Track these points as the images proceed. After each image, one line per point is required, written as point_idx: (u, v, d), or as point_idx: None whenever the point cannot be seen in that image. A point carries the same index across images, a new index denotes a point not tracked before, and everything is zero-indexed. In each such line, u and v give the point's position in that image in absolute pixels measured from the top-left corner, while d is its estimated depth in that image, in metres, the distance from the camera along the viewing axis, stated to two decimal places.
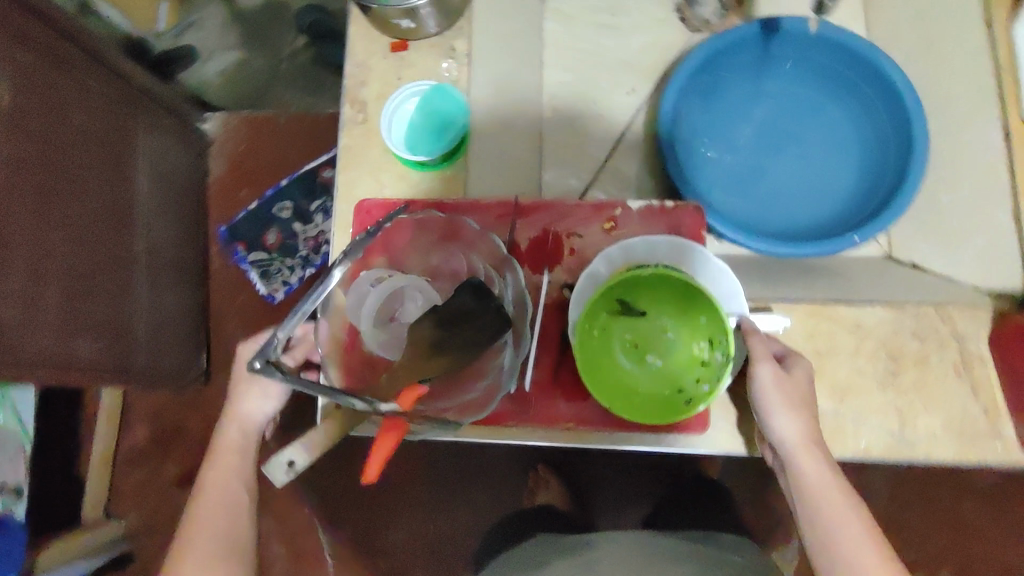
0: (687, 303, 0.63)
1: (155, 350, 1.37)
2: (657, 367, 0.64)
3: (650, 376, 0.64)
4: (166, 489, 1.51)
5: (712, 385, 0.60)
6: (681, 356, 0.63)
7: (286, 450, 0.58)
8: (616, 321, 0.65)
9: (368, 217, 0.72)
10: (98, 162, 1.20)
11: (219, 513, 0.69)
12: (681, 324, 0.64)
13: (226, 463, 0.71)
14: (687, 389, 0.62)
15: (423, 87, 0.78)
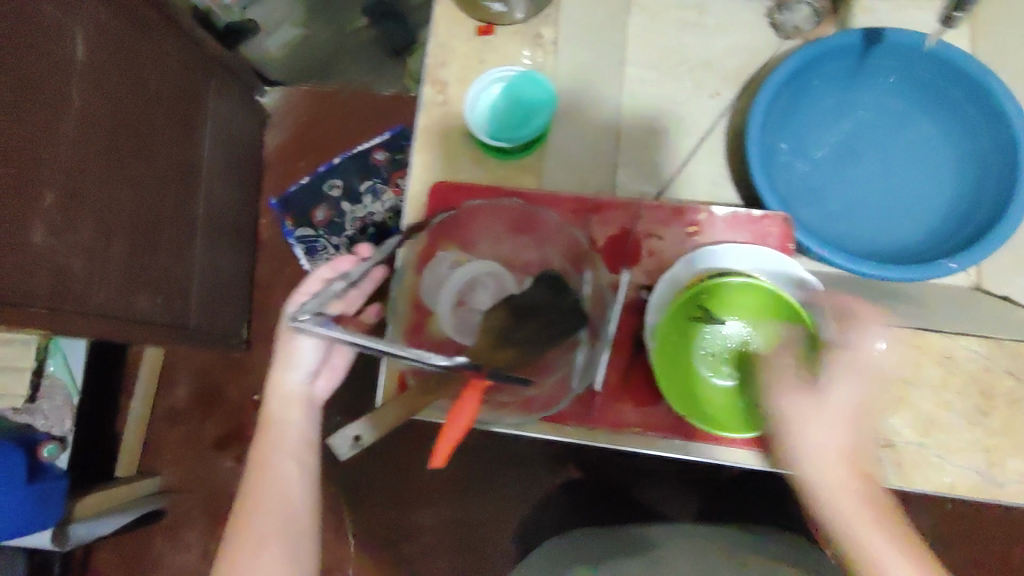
0: (774, 315, 0.61)
1: (206, 314, 1.38)
2: (737, 381, 0.62)
3: (727, 387, 0.62)
4: (201, 452, 1.53)
5: None
6: (762, 371, 0.61)
7: (352, 425, 0.58)
8: (696, 328, 0.63)
9: (444, 200, 0.72)
10: (167, 122, 1.21)
11: (277, 476, 0.67)
12: (763, 337, 0.62)
13: (281, 426, 0.70)
14: (766, 404, 0.60)
15: (509, 74, 0.73)
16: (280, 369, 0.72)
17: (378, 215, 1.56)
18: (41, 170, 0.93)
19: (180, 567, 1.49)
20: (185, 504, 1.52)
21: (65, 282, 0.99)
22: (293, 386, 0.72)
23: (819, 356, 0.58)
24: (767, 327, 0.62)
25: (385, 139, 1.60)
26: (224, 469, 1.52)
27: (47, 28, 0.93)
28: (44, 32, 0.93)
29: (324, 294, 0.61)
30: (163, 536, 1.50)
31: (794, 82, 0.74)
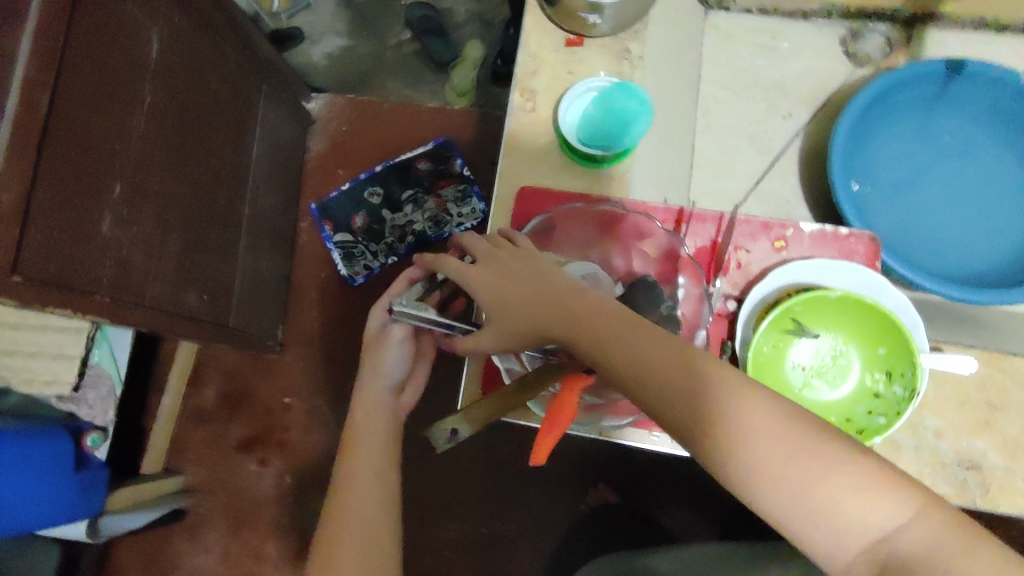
0: (866, 332, 0.62)
1: (244, 313, 1.38)
2: (827, 397, 0.62)
3: (816, 400, 0.62)
4: (226, 453, 1.52)
5: (889, 418, 0.59)
6: (850, 387, 0.62)
7: (450, 418, 0.58)
8: (786, 341, 0.63)
9: (532, 205, 0.73)
10: (219, 122, 1.22)
11: (363, 481, 0.70)
12: (853, 353, 0.63)
13: (365, 430, 0.73)
14: (856, 419, 0.61)
15: (604, 82, 0.74)
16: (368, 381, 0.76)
17: (418, 225, 1.57)
18: (116, 160, 0.91)
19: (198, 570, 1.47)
20: (206, 505, 1.50)
21: (125, 273, 0.96)
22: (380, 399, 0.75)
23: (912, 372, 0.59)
24: (858, 345, 0.63)
25: (428, 149, 1.60)
26: (248, 471, 1.51)
27: (128, 23, 0.92)
28: (124, 27, 0.92)
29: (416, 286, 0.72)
30: (183, 538, 1.48)
31: (876, 106, 0.76)
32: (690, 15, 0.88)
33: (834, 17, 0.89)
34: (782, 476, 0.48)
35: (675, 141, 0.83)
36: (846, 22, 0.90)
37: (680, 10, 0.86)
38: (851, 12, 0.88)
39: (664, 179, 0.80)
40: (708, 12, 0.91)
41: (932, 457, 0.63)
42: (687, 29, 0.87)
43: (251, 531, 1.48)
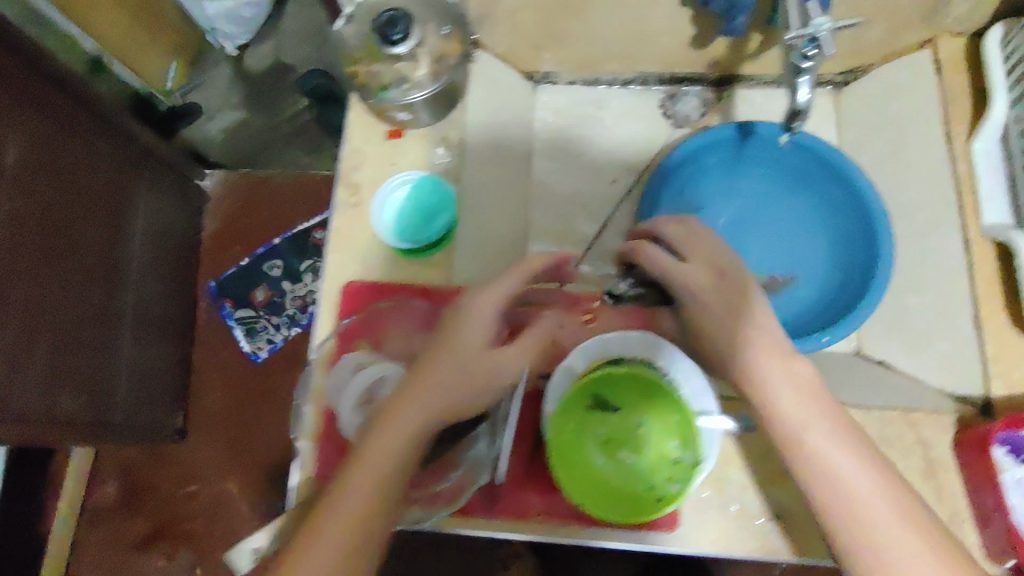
0: (662, 399, 0.67)
1: (132, 404, 1.35)
2: (626, 463, 0.66)
3: (623, 469, 0.66)
4: (126, 550, 1.48)
5: (684, 485, 0.63)
6: (650, 453, 0.66)
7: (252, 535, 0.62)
8: (592, 416, 0.68)
9: (356, 299, 0.76)
10: (94, 220, 1.21)
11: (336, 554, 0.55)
12: (653, 421, 0.67)
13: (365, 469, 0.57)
14: (659, 485, 0.65)
15: (413, 176, 0.80)
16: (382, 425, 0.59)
17: None
18: None
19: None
20: None
21: None
22: (384, 459, 0.57)
23: (698, 439, 0.65)
24: (656, 413, 0.67)
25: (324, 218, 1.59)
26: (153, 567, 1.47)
27: None
28: None
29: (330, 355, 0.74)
30: None
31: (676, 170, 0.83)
32: (517, 92, 0.91)
33: (652, 83, 0.94)
34: (864, 507, 0.56)
35: (508, 217, 0.85)
36: (664, 85, 0.94)
37: (506, 90, 0.89)
38: (668, 78, 0.93)
39: (494, 253, 0.82)
40: (537, 86, 0.94)
41: (738, 513, 0.69)
42: (512, 105, 0.88)
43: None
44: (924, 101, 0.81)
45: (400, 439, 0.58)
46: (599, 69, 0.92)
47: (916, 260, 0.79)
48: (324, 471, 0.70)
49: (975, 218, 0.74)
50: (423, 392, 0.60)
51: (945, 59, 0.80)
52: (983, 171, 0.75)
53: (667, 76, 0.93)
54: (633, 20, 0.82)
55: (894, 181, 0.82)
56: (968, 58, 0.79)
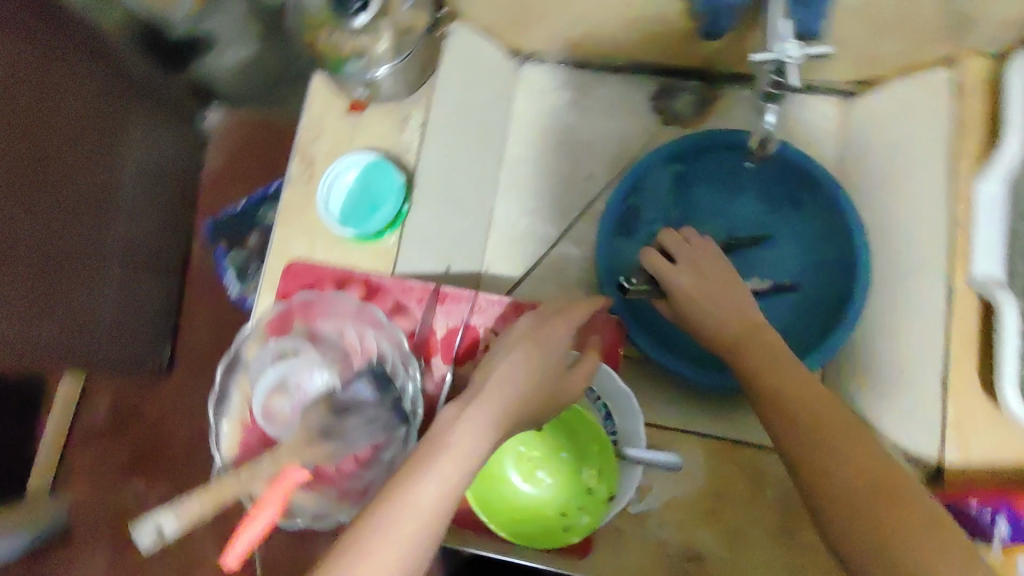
0: (587, 429, 0.65)
1: (116, 343, 1.25)
2: (542, 488, 0.64)
3: (536, 491, 0.64)
4: (107, 477, 1.38)
5: (592, 519, 0.62)
6: (568, 482, 0.63)
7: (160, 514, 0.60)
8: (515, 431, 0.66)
9: (296, 280, 0.73)
10: (79, 143, 1.10)
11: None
12: (574, 447, 0.65)
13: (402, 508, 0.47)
14: (569, 514, 0.63)
15: (363, 160, 0.75)
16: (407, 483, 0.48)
17: None
18: None
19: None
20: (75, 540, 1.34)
21: None
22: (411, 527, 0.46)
23: (613, 476, 0.62)
24: (580, 439, 0.65)
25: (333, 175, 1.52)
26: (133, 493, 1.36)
27: None
28: None
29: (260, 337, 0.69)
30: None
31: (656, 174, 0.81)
32: (500, 68, 0.86)
33: (644, 72, 0.88)
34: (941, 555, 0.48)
35: (466, 209, 0.83)
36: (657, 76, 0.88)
37: (486, 68, 0.83)
38: (663, 69, 0.86)
39: (445, 244, 0.80)
40: (521, 64, 0.89)
41: (655, 546, 0.65)
42: (489, 85, 0.84)
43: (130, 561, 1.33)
44: (935, 124, 0.72)
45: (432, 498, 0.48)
46: (588, 53, 0.86)
47: (896, 304, 0.74)
48: (239, 458, 0.66)
49: (963, 268, 0.67)
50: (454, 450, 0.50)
51: (968, 81, 0.70)
52: (984, 218, 0.67)
53: (660, 68, 0.86)
54: (622, 6, 0.76)
55: (893, 213, 0.77)
56: (992, 82, 0.70)
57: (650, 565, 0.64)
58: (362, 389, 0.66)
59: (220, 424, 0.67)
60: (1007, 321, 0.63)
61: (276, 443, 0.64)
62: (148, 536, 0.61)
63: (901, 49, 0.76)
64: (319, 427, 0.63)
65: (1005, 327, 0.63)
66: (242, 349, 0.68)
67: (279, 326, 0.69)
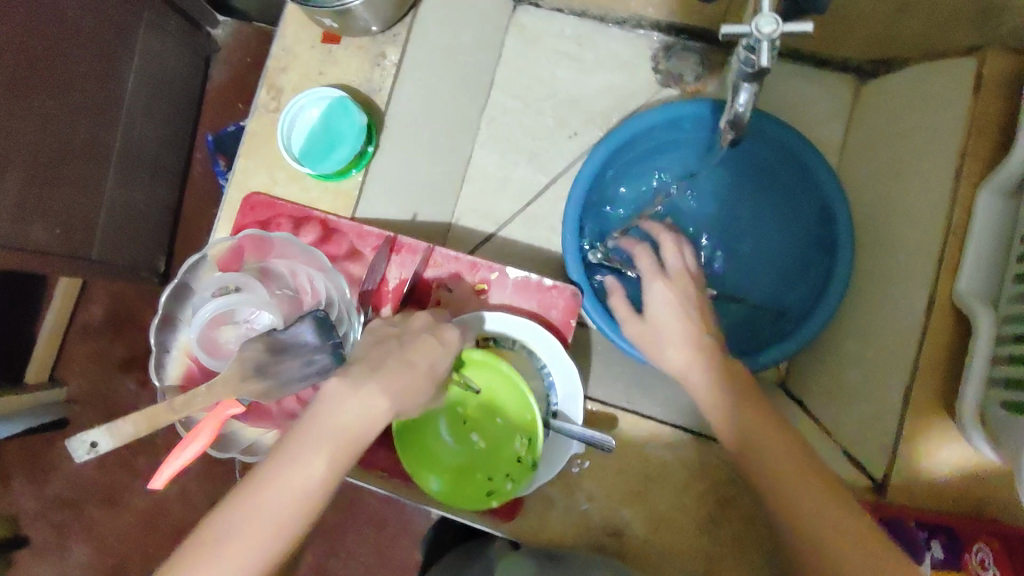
0: (519, 397, 0.62)
1: (112, 252, 1.09)
2: (463, 445, 0.64)
3: (464, 452, 0.64)
4: (106, 370, 1.22)
5: (515, 486, 0.61)
6: (488, 442, 0.64)
7: (91, 430, 0.53)
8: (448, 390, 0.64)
9: (253, 211, 0.71)
10: (91, 30, 0.91)
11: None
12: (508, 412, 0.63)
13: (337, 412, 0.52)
14: (494, 480, 0.63)
15: (329, 96, 0.72)
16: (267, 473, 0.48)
17: None
18: None
19: (14, 511, 1.21)
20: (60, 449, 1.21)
21: None
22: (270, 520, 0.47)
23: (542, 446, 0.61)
24: (514, 405, 0.63)
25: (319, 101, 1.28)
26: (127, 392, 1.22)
27: None
28: None
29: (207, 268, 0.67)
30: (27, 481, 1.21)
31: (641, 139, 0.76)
32: (492, 9, 0.82)
33: (646, 26, 0.83)
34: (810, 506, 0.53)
35: (438, 154, 0.80)
36: (660, 34, 0.83)
37: (476, 7, 0.79)
38: (664, 26, 0.81)
39: (410, 191, 0.78)
40: (517, 7, 0.86)
41: (577, 520, 0.65)
42: (476, 27, 0.80)
43: (124, 463, 1.19)
44: (949, 119, 0.65)
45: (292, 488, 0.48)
46: (584, 2, 0.82)
47: (878, 306, 0.70)
48: (181, 387, 0.64)
49: (951, 278, 0.61)
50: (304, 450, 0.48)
51: (988, 77, 0.62)
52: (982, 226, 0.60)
53: (665, 24, 0.81)
54: None
55: (890, 208, 0.72)
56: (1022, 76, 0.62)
57: (570, 535, 0.65)
58: (305, 331, 0.63)
59: (167, 349, 0.66)
60: (980, 345, 0.58)
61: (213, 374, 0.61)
62: (80, 449, 0.53)
63: (920, 31, 0.70)
64: (255, 365, 0.59)
65: (976, 351, 0.58)
66: (190, 278, 0.67)
67: (230, 260, 0.68)
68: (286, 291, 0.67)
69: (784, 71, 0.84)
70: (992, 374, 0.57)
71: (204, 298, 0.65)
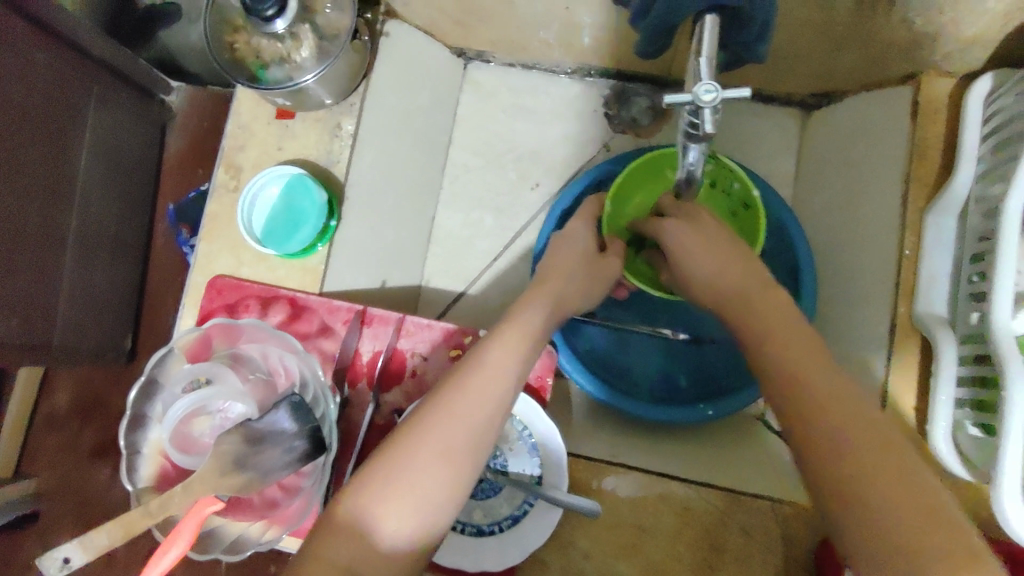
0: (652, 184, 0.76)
1: (76, 336, 1.02)
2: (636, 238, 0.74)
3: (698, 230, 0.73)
4: (77, 460, 1.14)
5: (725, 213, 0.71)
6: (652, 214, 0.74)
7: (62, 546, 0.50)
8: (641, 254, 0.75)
9: (219, 295, 0.70)
10: (37, 115, 0.87)
11: (404, 510, 0.47)
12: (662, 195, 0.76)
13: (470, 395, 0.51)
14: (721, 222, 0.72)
15: (286, 175, 0.72)
16: (465, 388, 0.52)
17: None
18: None
19: None
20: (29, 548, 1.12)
21: None
22: (464, 436, 0.49)
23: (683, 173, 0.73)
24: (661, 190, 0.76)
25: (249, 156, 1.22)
26: (100, 478, 1.14)
27: None
28: None
29: (175, 359, 0.65)
30: None
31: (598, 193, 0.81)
32: (443, 71, 0.84)
33: (595, 75, 0.85)
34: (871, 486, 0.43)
35: (404, 219, 0.81)
36: (609, 82, 0.85)
37: (426, 70, 0.81)
38: (611, 74, 0.84)
39: (377, 260, 0.78)
40: (468, 64, 0.88)
41: None
42: (428, 87, 0.81)
43: None
44: (894, 143, 0.67)
45: (492, 386, 0.52)
46: (534, 56, 0.84)
47: (846, 332, 0.72)
48: (156, 488, 0.61)
49: (909, 300, 0.63)
50: (494, 368, 0.53)
51: (925, 103, 0.65)
52: (934, 248, 0.62)
53: (612, 72, 0.83)
54: (561, 9, 0.72)
55: (849, 234, 0.74)
56: (956, 103, 0.64)
57: None
58: (281, 418, 0.61)
59: (138, 450, 0.63)
60: (944, 371, 0.59)
61: (193, 470, 0.59)
62: (53, 567, 0.50)
63: (859, 66, 0.73)
64: (234, 459, 0.57)
65: (942, 376, 0.59)
66: (158, 372, 0.65)
67: (198, 349, 0.66)
68: (259, 377, 0.66)
69: (737, 107, 0.86)
70: (960, 398, 0.58)
71: (174, 391, 0.64)
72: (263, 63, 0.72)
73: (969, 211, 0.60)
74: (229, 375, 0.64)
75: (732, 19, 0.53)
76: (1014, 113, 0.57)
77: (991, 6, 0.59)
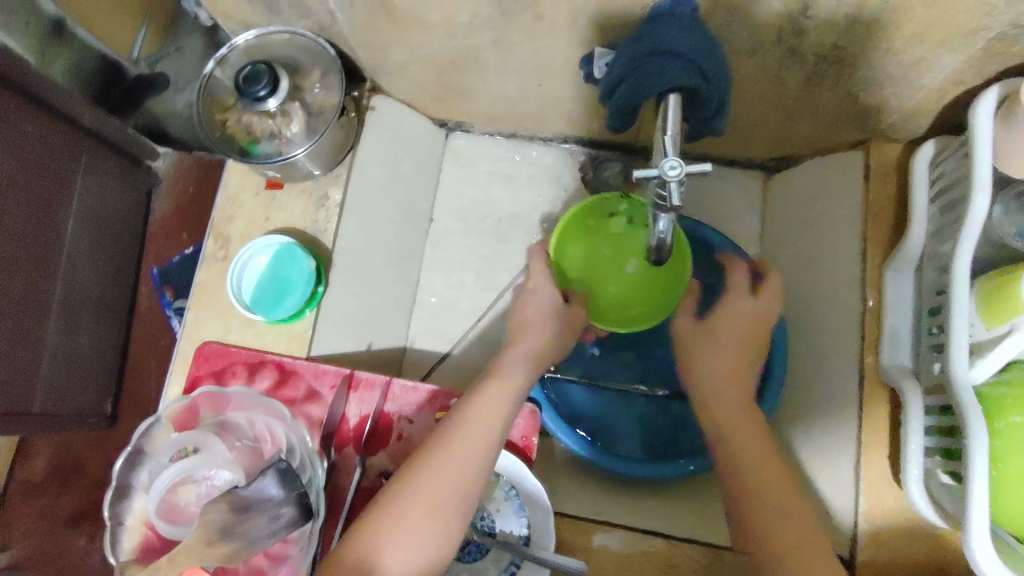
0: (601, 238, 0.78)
1: (56, 403, 1.00)
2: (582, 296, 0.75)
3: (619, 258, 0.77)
4: (52, 529, 1.11)
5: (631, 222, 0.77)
6: (597, 214, 0.78)
7: None
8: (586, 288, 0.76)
9: (207, 361, 0.71)
10: (26, 182, 0.89)
11: (400, 548, 0.52)
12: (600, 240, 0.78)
13: (462, 445, 0.57)
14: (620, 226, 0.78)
15: (273, 244, 0.74)
16: (451, 445, 0.57)
17: None
18: None
19: None
20: None
21: None
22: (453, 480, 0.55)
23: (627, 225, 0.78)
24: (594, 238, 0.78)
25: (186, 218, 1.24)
26: (75, 547, 1.11)
27: None
28: None
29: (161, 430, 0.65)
30: None
31: None
32: (425, 141, 0.88)
33: (571, 142, 0.89)
34: None
35: (389, 283, 0.84)
36: (585, 149, 0.90)
37: (408, 142, 0.85)
38: (586, 142, 0.88)
39: (362, 324, 0.80)
40: (449, 134, 0.92)
41: None
42: (411, 157, 0.85)
43: None
44: (851, 204, 0.72)
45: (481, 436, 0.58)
46: (512, 126, 0.89)
47: (817, 383, 0.74)
48: (142, 560, 0.61)
49: (875, 351, 0.66)
50: (482, 420, 0.59)
51: (876, 167, 0.69)
52: (894, 302, 0.66)
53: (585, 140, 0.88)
54: (536, 84, 0.76)
55: (813, 289, 0.77)
56: (903, 166, 0.69)
57: None
58: (268, 485, 0.60)
59: (121, 521, 0.63)
60: (912, 419, 0.60)
61: (179, 542, 0.59)
62: None
63: (815, 133, 0.78)
64: (220, 527, 0.57)
65: (910, 426, 0.61)
66: (145, 442, 0.65)
67: (185, 418, 0.67)
68: (246, 444, 0.66)
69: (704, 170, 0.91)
70: (929, 446, 0.60)
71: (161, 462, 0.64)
72: (254, 138, 0.76)
73: (923, 267, 0.64)
74: (215, 442, 0.64)
75: (690, 98, 0.58)
76: (955, 177, 0.61)
77: (926, 82, 0.64)
